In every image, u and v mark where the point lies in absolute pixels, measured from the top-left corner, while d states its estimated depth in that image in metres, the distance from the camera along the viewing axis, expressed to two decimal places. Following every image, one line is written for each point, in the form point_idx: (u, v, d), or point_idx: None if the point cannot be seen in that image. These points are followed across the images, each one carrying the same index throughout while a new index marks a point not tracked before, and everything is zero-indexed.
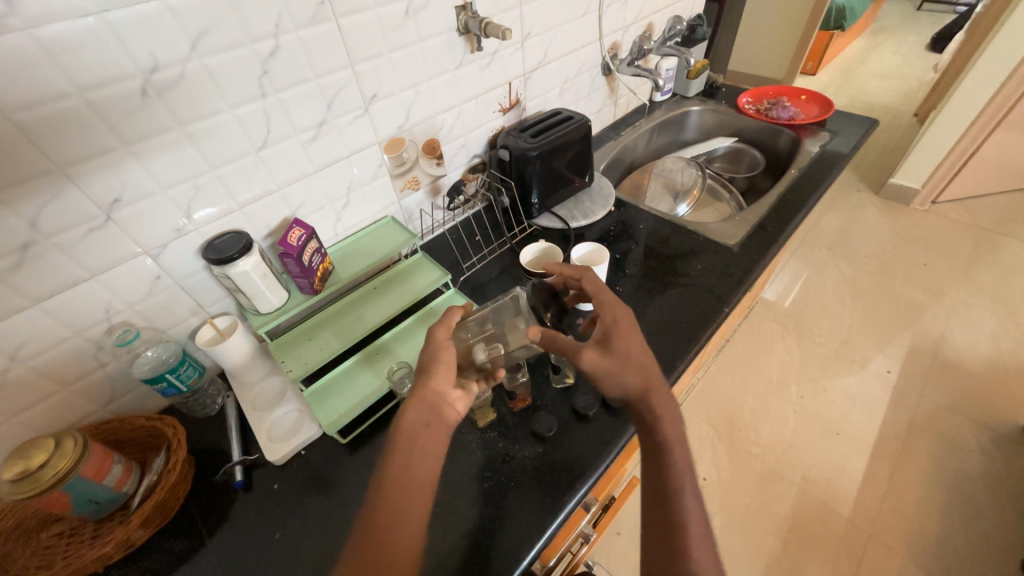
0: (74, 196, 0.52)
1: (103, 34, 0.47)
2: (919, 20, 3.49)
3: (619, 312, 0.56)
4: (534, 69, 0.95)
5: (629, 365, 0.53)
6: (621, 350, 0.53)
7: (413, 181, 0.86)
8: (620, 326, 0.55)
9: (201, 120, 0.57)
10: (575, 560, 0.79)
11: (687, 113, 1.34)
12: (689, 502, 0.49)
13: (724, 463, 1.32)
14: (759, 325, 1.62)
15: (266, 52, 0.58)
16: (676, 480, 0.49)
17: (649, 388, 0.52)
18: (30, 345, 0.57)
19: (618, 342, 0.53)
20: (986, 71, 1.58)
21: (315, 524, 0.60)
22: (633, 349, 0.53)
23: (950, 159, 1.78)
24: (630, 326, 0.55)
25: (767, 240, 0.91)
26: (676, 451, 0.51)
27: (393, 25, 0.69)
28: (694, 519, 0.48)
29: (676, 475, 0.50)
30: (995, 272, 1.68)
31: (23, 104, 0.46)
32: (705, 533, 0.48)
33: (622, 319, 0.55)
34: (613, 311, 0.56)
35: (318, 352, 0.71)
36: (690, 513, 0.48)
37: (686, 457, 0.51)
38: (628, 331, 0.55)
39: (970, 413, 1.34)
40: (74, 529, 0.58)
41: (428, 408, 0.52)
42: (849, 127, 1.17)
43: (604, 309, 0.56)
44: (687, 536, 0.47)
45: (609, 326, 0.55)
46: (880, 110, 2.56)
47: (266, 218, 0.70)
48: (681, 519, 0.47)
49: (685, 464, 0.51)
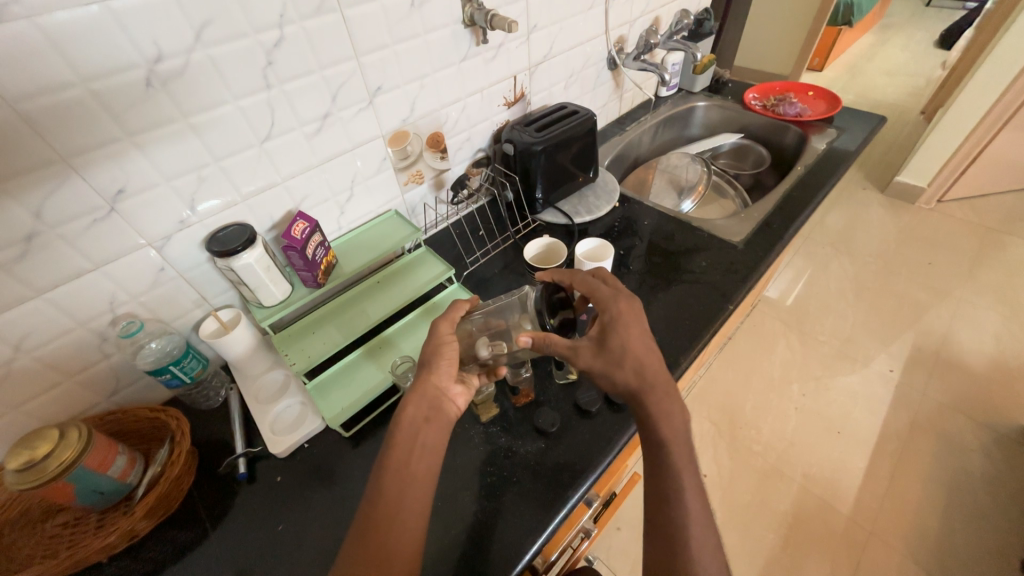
0: (78, 187, 0.52)
1: (107, 23, 0.47)
2: (927, 16, 3.46)
3: (624, 307, 0.55)
4: (539, 63, 0.95)
5: (629, 361, 0.53)
6: (621, 346, 0.53)
7: (417, 174, 0.86)
8: (623, 321, 0.54)
9: (206, 111, 0.57)
10: (575, 555, 0.79)
11: (693, 109, 1.33)
12: (691, 502, 0.48)
13: (724, 460, 1.32)
14: (761, 323, 1.62)
15: (270, 43, 0.58)
16: (677, 479, 0.49)
17: (651, 386, 0.52)
18: (34, 336, 0.57)
19: (617, 336, 0.54)
20: (994, 70, 1.56)
21: (317, 517, 0.60)
22: (634, 346, 0.53)
23: (956, 158, 1.77)
24: (631, 320, 0.55)
25: (772, 237, 0.90)
26: (676, 449, 0.50)
27: (398, 17, 0.68)
28: (697, 519, 0.47)
29: (676, 475, 0.49)
30: (999, 272, 1.67)
31: (27, 94, 0.46)
32: (708, 534, 0.47)
33: (626, 314, 0.55)
34: (618, 304, 0.56)
35: (321, 346, 0.71)
36: (692, 513, 0.47)
37: (689, 455, 0.50)
38: (632, 327, 0.54)
39: (972, 413, 1.34)
40: (77, 519, 0.58)
41: (428, 403, 0.53)
42: (856, 124, 1.16)
43: (610, 302, 0.56)
44: (687, 537, 0.46)
45: (610, 321, 0.55)
46: (887, 107, 2.55)
47: (270, 210, 0.69)
48: (680, 520, 0.47)
49: (689, 462, 0.50)
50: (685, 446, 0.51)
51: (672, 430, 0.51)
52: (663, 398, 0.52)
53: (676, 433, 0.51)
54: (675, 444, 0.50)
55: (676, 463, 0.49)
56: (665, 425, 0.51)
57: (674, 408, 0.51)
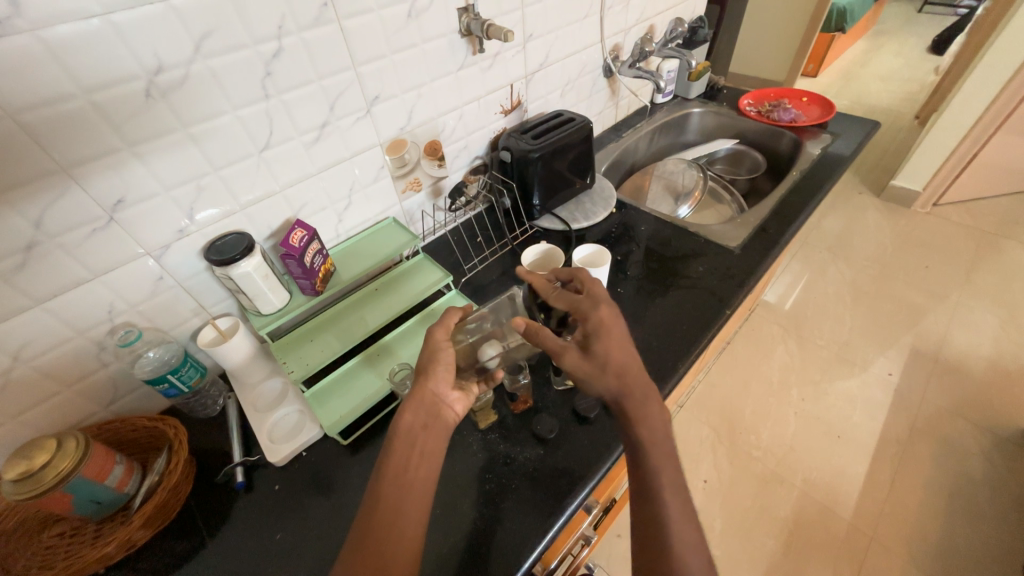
0: (78, 197, 0.53)
1: (108, 36, 0.47)
2: (920, 22, 3.49)
3: (606, 313, 0.55)
4: (536, 71, 0.96)
5: (610, 364, 0.53)
6: (602, 351, 0.53)
7: (415, 182, 0.86)
8: (605, 327, 0.55)
9: (205, 121, 0.57)
10: (574, 562, 0.79)
11: (688, 115, 1.35)
12: (671, 500, 0.49)
13: (724, 466, 1.32)
14: (759, 327, 1.62)
15: (269, 54, 0.58)
16: (657, 479, 0.50)
17: (631, 389, 0.52)
18: (33, 345, 0.57)
19: (599, 342, 0.54)
20: (987, 75, 1.58)
21: (315, 525, 0.60)
22: (613, 350, 0.53)
23: (950, 162, 1.78)
24: (613, 324, 0.55)
25: (768, 242, 0.91)
26: (659, 451, 0.51)
27: (395, 27, 0.69)
28: (682, 520, 0.48)
29: (658, 475, 0.50)
30: (996, 275, 1.67)
31: (28, 105, 0.46)
32: (690, 530, 0.48)
33: (607, 321, 0.55)
34: (598, 312, 0.55)
35: (319, 353, 0.71)
36: (673, 512, 0.48)
37: (669, 456, 0.51)
38: (615, 332, 0.54)
39: (971, 416, 1.34)
40: (75, 530, 0.58)
41: (425, 411, 0.53)
42: (851, 129, 1.17)
43: (589, 310, 0.56)
44: (670, 534, 0.47)
45: (593, 328, 0.55)
46: (881, 112, 2.57)
47: (268, 219, 0.70)
48: (664, 520, 0.48)
49: (669, 462, 0.51)
50: (668, 448, 0.52)
51: (657, 434, 0.51)
52: (643, 401, 0.52)
53: (655, 435, 0.51)
54: (654, 445, 0.51)
55: (660, 465, 0.50)
56: (643, 428, 0.51)
57: (652, 411, 0.52)
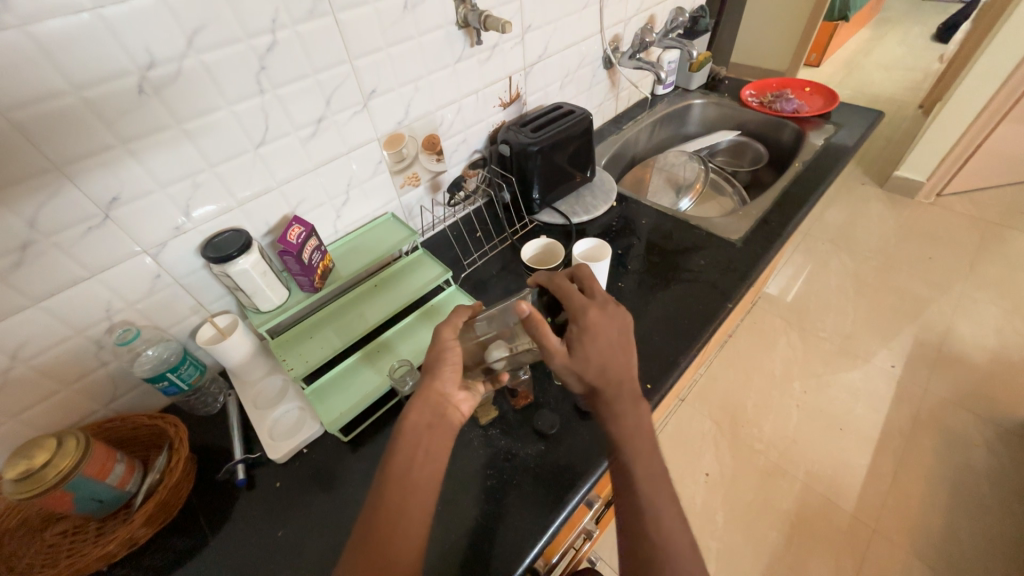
0: (72, 195, 0.52)
1: (99, 32, 0.47)
2: (924, 10, 3.45)
3: (596, 316, 0.56)
4: (534, 63, 0.94)
5: None
6: (585, 353, 0.54)
7: (414, 177, 0.85)
8: (592, 330, 0.55)
9: (200, 117, 0.56)
10: (578, 555, 0.79)
11: (689, 107, 1.33)
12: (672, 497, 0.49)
13: (726, 459, 1.32)
14: (761, 320, 1.61)
15: (263, 48, 0.58)
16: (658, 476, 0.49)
17: None
18: (31, 344, 0.57)
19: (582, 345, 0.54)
20: (992, 63, 1.56)
21: (317, 522, 0.60)
22: (596, 352, 0.55)
23: (955, 152, 1.76)
24: (602, 327, 0.56)
25: (771, 234, 0.90)
26: None
27: (391, 19, 0.68)
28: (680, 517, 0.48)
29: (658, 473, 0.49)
30: (1001, 265, 1.66)
31: (18, 103, 0.45)
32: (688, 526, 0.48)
33: (595, 323, 0.55)
34: (588, 314, 0.56)
35: (319, 350, 0.71)
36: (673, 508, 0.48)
37: None
38: (601, 335, 0.55)
39: (975, 407, 1.34)
40: (77, 528, 0.58)
41: (431, 411, 0.53)
42: (854, 120, 1.15)
43: (580, 313, 0.56)
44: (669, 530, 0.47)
45: (579, 331, 0.55)
46: (885, 101, 2.54)
47: (265, 216, 0.69)
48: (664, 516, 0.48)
49: None
50: None
51: None
52: None
53: None
54: None
55: None
56: None
57: None
